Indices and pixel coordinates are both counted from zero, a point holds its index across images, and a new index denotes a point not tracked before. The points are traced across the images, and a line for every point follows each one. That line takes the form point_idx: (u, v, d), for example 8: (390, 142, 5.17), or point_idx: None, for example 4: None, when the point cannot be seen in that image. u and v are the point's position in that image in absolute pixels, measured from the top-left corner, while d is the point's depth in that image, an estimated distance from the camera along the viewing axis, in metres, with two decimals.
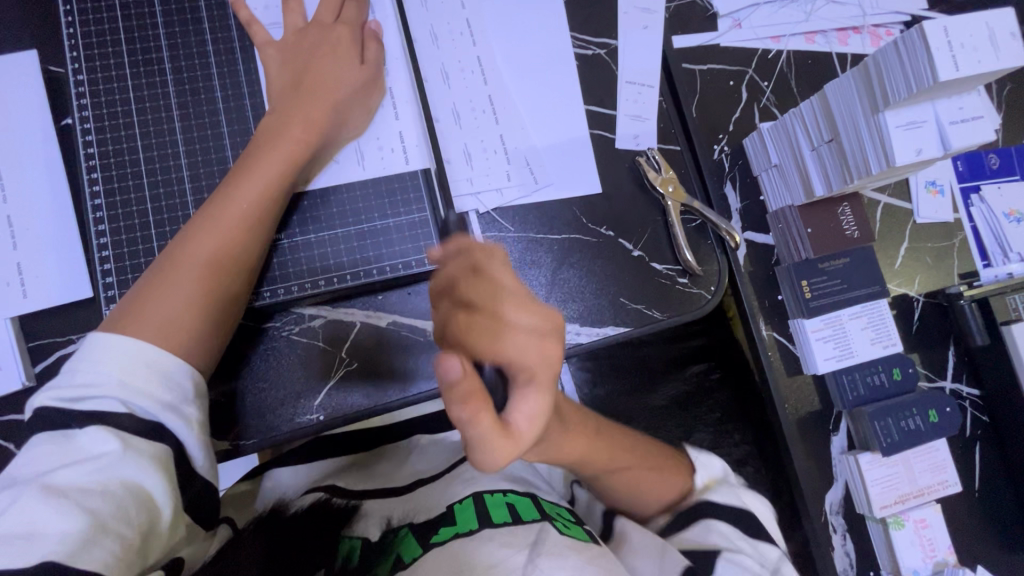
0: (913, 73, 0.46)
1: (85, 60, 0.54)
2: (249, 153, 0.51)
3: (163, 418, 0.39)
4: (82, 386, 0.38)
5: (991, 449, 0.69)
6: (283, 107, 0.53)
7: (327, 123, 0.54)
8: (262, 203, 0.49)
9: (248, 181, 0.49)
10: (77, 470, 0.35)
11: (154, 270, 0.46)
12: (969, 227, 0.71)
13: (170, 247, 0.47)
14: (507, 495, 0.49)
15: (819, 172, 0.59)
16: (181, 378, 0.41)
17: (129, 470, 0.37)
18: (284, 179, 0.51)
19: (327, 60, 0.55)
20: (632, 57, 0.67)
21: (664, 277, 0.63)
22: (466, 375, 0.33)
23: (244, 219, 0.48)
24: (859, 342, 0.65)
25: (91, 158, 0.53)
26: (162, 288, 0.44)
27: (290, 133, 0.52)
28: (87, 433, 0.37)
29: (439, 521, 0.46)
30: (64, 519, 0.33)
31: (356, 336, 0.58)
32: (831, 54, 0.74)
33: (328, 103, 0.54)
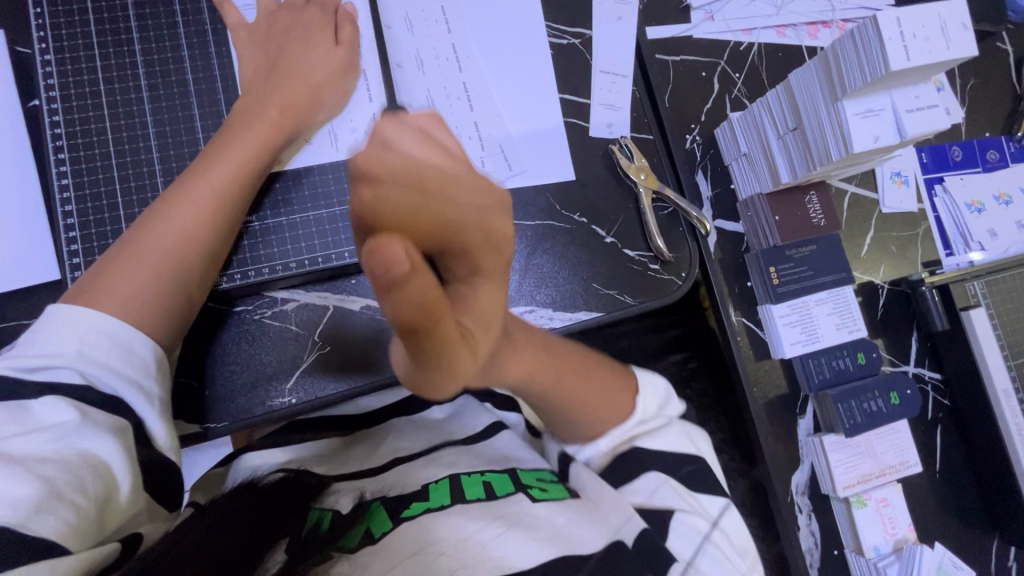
0: (868, 60, 0.47)
1: (52, 39, 0.54)
2: (224, 134, 0.52)
3: (123, 393, 0.39)
4: (38, 356, 0.38)
5: (953, 431, 0.71)
6: (259, 90, 0.54)
7: (305, 108, 0.55)
8: (236, 182, 0.50)
9: (224, 159, 0.50)
10: (32, 440, 0.34)
11: (122, 242, 0.46)
12: (932, 217, 0.74)
13: (139, 220, 0.47)
14: (483, 473, 0.49)
15: (785, 160, 0.60)
16: (143, 353, 0.42)
17: (86, 440, 0.36)
18: (259, 160, 0.52)
19: (302, 53, 0.57)
20: (606, 47, 0.68)
21: (636, 263, 0.64)
22: (416, 266, 0.32)
23: (219, 195, 0.49)
24: (825, 327, 0.67)
25: (58, 139, 0.53)
26: (129, 260, 0.44)
27: (266, 115, 0.53)
28: (44, 403, 0.36)
29: (413, 498, 0.45)
30: (18, 486, 0.31)
31: (329, 320, 0.58)
32: (801, 47, 0.75)
33: (303, 89, 0.55)
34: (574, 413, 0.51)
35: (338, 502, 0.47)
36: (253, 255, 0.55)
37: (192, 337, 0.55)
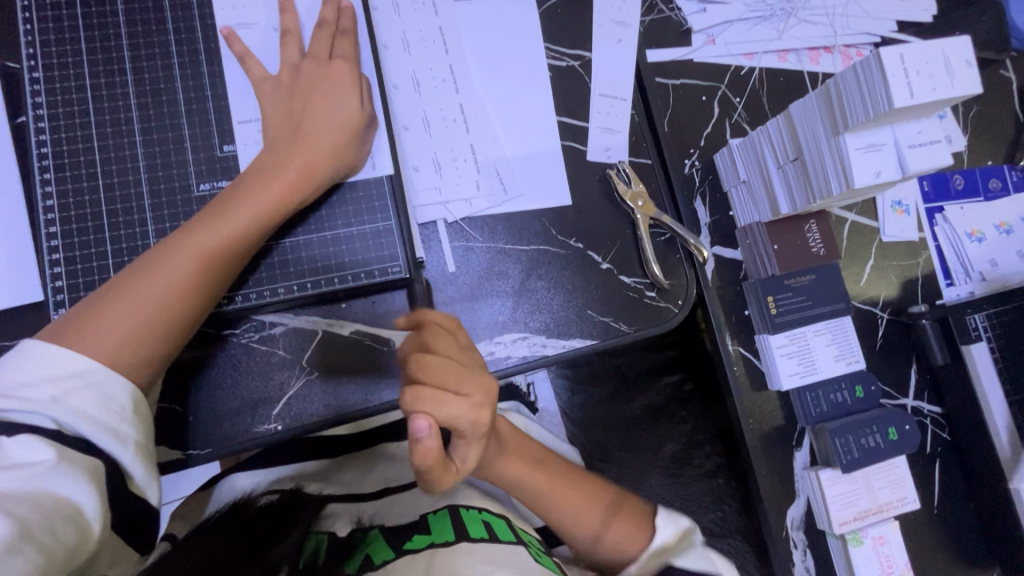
0: (871, 96, 0.46)
1: (42, 57, 0.53)
2: (241, 186, 0.50)
3: (95, 436, 0.38)
4: (14, 396, 0.37)
5: (952, 465, 0.69)
6: (283, 142, 0.53)
7: (325, 169, 0.53)
8: (243, 244, 0.48)
9: (238, 215, 0.48)
10: (3, 477, 0.35)
11: (118, 282, 0.44)
12: (933, 246, 0.73)
13: (141, 261, 0.45)
14: (482, 511, 0.50)
15: (784, 189, 0.59)
16: (122, 399, 0.41)
17: (59, 481, 0.36)
18: (269, 223, 0.50)
19: (326, 101, 0.54)
20: (605, 70, 0.67)
21: (631, 290, 0.63)
22: (432, 434, 0.40)
23: (222, 256, 0.47)
24: (823, 359, 0.65)
25: (44, 158, 0.52)
26: (121, 306, 0.43)
27: (285, 174, 0.51)
28: (20, 441, 0.36)
29: (413, 531, 0.47)
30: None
31: (317, 345, 0.57)
32: (802, 72, 0.75)
33: (327, 150, 0.53)
34: (573, 513, 0.54)
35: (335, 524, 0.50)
36: (246, 286, 0.54)
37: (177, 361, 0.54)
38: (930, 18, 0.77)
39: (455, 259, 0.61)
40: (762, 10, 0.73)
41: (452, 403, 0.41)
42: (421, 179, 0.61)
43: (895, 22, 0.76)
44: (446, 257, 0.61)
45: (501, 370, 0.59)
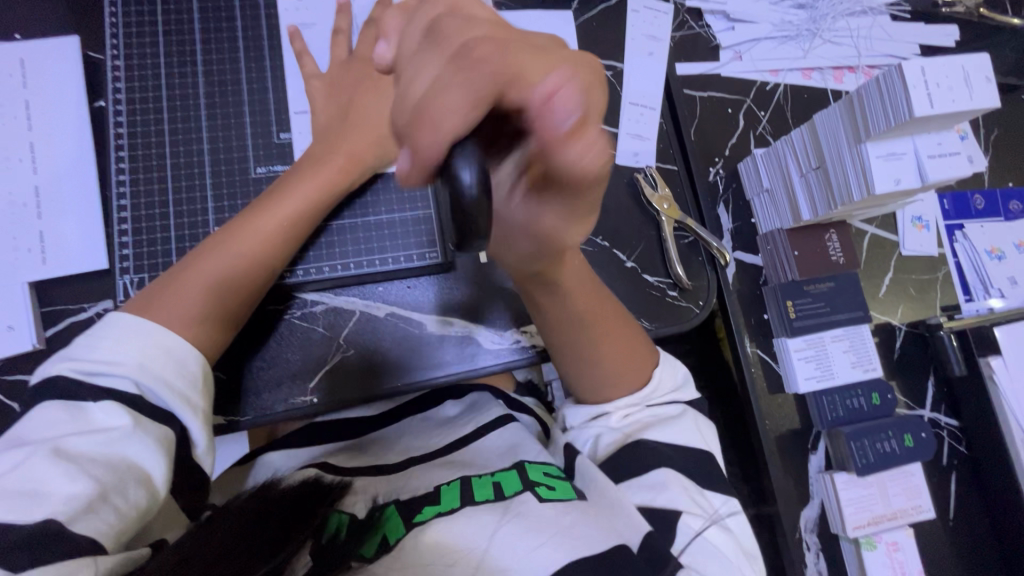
0: (892, 107, 0.49)
1: (123, 47, 0.58)
2: (295, 174, 0.54)
3: (170, 405, 0.42)
4: (103, 361, 0.41)
5: (968, 479, 0.70)
6: (330, 135, 0.57)
7: (368, 157, 0.57)
8: (295, 225, 0.53)
9: (290, 200, 0.53)
10: (86, 440, 0.38)
11: (185, 264, 0.49)
12: (952, 262, 0.74)
13: (207, 245, 0.50)
14: (493, 474, 0.49)
15: (806, 198, 0.62)
16: (194, 369, 0.44)
17: (132, 447, 0.39)
18: (321, 207, 0.54)
19: (371, 99, 0.59)
20: (636, 79, 0.71)
21: (655, 289, 0.66)
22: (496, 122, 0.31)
23: (278, 237, 0.52)
24: (840, 364, 0.67)
25: (120, 137, 0.56)
26: (186, 283, 0.47)
27: (332, 162, 0.55)
28: (102, 405, 0.39)
29: (426, 501, 0.47)
30: (73, 482, 0.35)
31: (354, 325, 0.61)
32: (826, 90, 0.77)
33: (371, 139, 0.58)
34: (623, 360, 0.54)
35: (354, 505, 0.48)
36: (294, 266, 0.58)
37: None
38: (953, 44, 0.80)
39: None
40: (789, 30, 0.76)
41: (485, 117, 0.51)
42: None
43: (918, 46, 0.79)
44: None
45: (526, 356, 0.62)
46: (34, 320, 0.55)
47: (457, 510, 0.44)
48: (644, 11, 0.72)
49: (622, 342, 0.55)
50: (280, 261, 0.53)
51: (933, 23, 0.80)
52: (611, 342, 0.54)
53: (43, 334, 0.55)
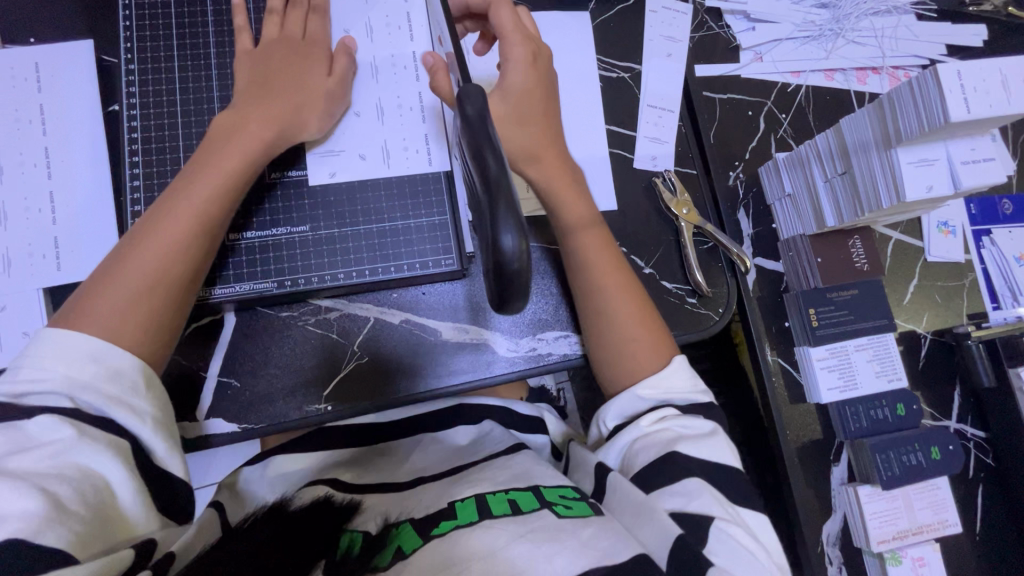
0: (926, 111, 0.47)
1: (137, 50, 0.57)
2: (200, 155, 0.50)
3: (111, 412, 0.40)
4: (29, 381, 0.39)
5: (996, 492, 0.68)
6: (243, 108, 0.52)
7: (289, 120, 0.52)
8: (216, 201, 0.48)
9: (202, 177, 0.48)
10: (29, 457, 0.36)
11: (107, 264, 0.46)
12: (980, 269, 0.72)
13: (126, 241, 0.47)
14: (508, 491, 0.48)
15: (831, 204, 0.60)
16: (130, 373, 0.42)
17: (82, 455, 0.38)
18: (239, 180, 0.50)
19: (289, 66, 0.55)
20: (654, 81, 0.69)
21: (673, 296, 0.64)
22: None
23: (197, 220, 0.47)
24: (864, 374, 0.65)
25: (134, 143, 0.56)
26: (112, 283, 0.44)
27: (243, 132, 0.51)
28: (38, 421, 0.38)
29: (441, 516, 0.46)
30: (25, 498, 0.34)
31: (368, 331, 0.60)
32: (849, 91, 0.76)
33: (285, 104, 0.53)
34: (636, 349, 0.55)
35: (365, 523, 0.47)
36: (309, 274, 0.57)
37: (240, 339, 0.57)
38: (981, 43, 0.78)
39: None
40: (811, 30, 0.75)
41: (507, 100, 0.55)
42: None
43: (945, 46, 0.77)
44: None
45: (543, 364, 0.61)
46: (48, 326, 0.55)
47: (474, 523, 0.43)
48: (662, 11, 0.71)
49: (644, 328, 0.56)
50: (208, 245, 0.49)
51: (960, 22, 0.78)
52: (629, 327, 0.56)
53: None
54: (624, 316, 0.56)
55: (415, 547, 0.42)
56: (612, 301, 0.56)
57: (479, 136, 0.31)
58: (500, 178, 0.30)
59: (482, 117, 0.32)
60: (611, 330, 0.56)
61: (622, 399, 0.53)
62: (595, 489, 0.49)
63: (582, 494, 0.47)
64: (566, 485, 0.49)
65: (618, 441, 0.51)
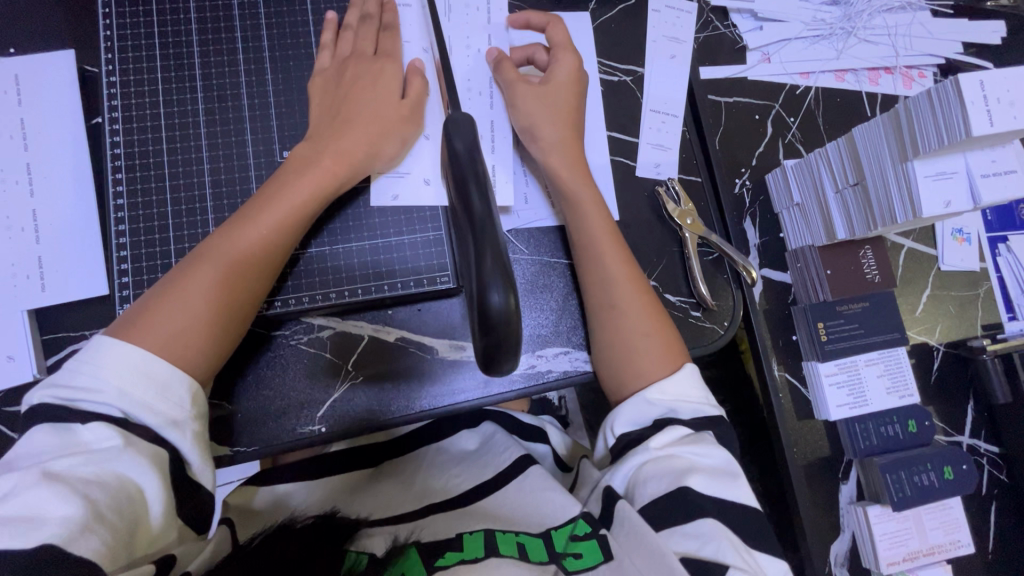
0: (946, 124, 0.45)
1: (119, 62, 0.55)
2: (279, 179, 0.50)
3: (157, 425, 0.40)
4: (81, 388, 0.39)
5: (1009, 509, 0.66)
6: (317, 136, 0.53)
7: (363, 156, 0.53)
8: (285, 230, 0.49)
9: (275, 207, 0.49)
10: (76, 460, 0.37)
11: (171, 276, 0.46)
12: (995, 277, 0.70)
13: (195, 253, 0.47)
14: (519, 533, 0.46)
15: (841, 215, 0.58)
16: (178, 391, 0.42)
17: (124, 464, 0.38)
18: (308, 211, 0.50)
19: (367, 92, 0.54)
20: (657, 85, 0.67)
21: (677, 309, 0.62)
22: None
23: (263, 246, 0.48)
24: (874, 390, 0.63)
25: (117, 158, 0.54)
26: (177, 299, 0.44)
27: (321, 164, 0.51)
28: (89, 427, 0.38)
29: (446, 546, 0.45)
30: (64, 503, 0.34)
31: (363, 349, 0.58)
32: (860, 93, 0.73)
33: (363, 136, 0.53)
34: (648, 349, 0.54)
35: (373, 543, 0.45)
36: (298, 294, 0.55)
37: (232, 359, 0.56)
38: (999, 41, 0.75)
39: None
40: (821, 28, 0.72)
41: (522, 91, 0.58)
42: None
43: (961, 43, 0.74)
44: None
45: (543, 383, 0.59)
46: (34, 349, 0.53)
47: (479, 560, 0.42)
48: (666, 10, 0.68)
49: (660, 332, 0.55)
50: (271, 267, 0.49)
51: (977, 18, 0.75)
52: (643, 332, 0.55)
53: (44, 364, 0.54)
54: (636, 312, 0.55)
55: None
56: (630, 304, 0.55)
57: (464, 170, 0.32)
58: (485, 218, 0.30)
59: (472, 153, 0.33)
60: (625, 322, 0.55)
61: (633, 404, 0.52)
62: (602, 514, 0.47)
63: (592, 527, 0.45)
64: (576, 517, 0.47)
65: (626, 462, 0.49)
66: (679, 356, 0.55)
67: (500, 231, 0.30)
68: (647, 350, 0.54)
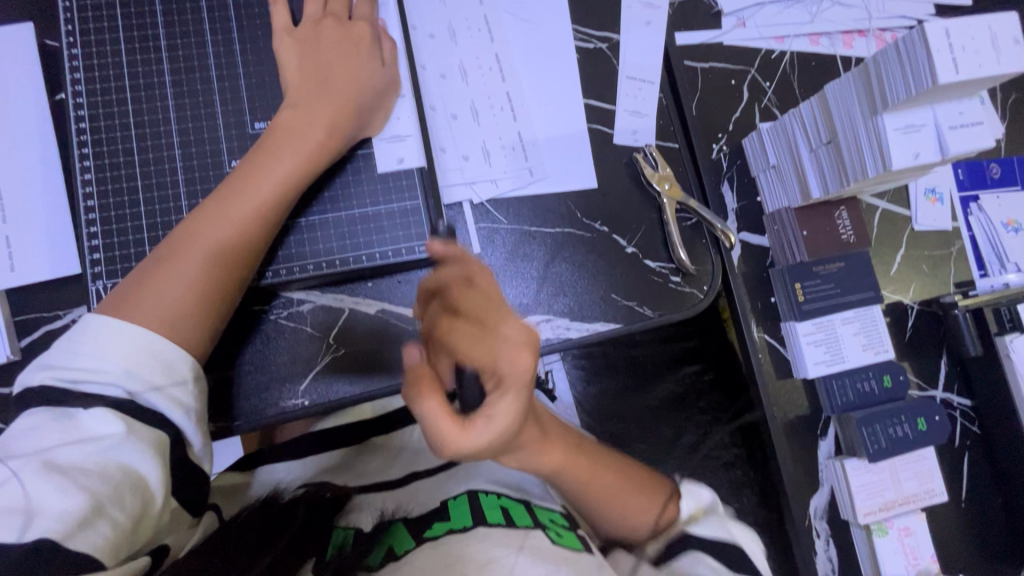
0: (912, 74, 0.45)
1: (80, 34, 0.54)
2: (266, 149, 0.49)
3: (162, 408, 0.39)
4: (85, 369, 0.39)
5: (980, 459, 0.68)
6: (301, 104, 0.52)
7: (351, 124, 0.53)
8: (280, 203, 0.49)
9: (271, 178, 0.48)
10: (77, 450, 0.36)
11: (161, 250, 0.44)
12: (966, 236, 0.71)
13: (183, 226, 0.46)
14: (501, 497, 0.48)
15: (815, 173, 0.58)
16: (183, 369, 0.41)
17: (127, 455, 0.37)
18: (302, 182, 0.50)
19: (349, 60, 0.54)
20: (633, 51, 0.66)
21: (656, 275, 0.63)
22: None
23: (260, 218, 0.47)
24: (851, 347, 0.65)
25: (83, 133, 0.53)
26: (172, 273, 0.43)
27: (312, 134, 0.51)
28: (92, 414, 0.37)
29: (434, 517, 0.45)
30: (63, 497, 0.33)
31: (345, 322, 0.58)
32: (835, 56, 0.73)
33: (349, 102, 0.53)
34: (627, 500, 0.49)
35: (360, 518, 0.47)
36: (268, 267, 0.54)
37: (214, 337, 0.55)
38: (969, 1, 0.75)
39: (480, 241, 0.61)
40: None
41: (508, 355, 0.40)
42: (453, 173, 0.61)
43: (933, 5, 0.74)
44: (472, 238, 0.61)
45: None
46: (7, 331, 0.53)
47: (468, 529, 0.42)
48: None
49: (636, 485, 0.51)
50: (265, 242, 0.49)
51: None
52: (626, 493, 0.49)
53: (18, 346, 0.53)
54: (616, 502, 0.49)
55: (406, 549, 0.41)
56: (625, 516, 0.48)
57: None
58: None
59: None
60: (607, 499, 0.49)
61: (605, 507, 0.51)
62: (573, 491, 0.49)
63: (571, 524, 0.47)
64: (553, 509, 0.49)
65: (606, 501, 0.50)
66: (670, 501, 0.49)
67: None
68: (603, 483, 0.49)
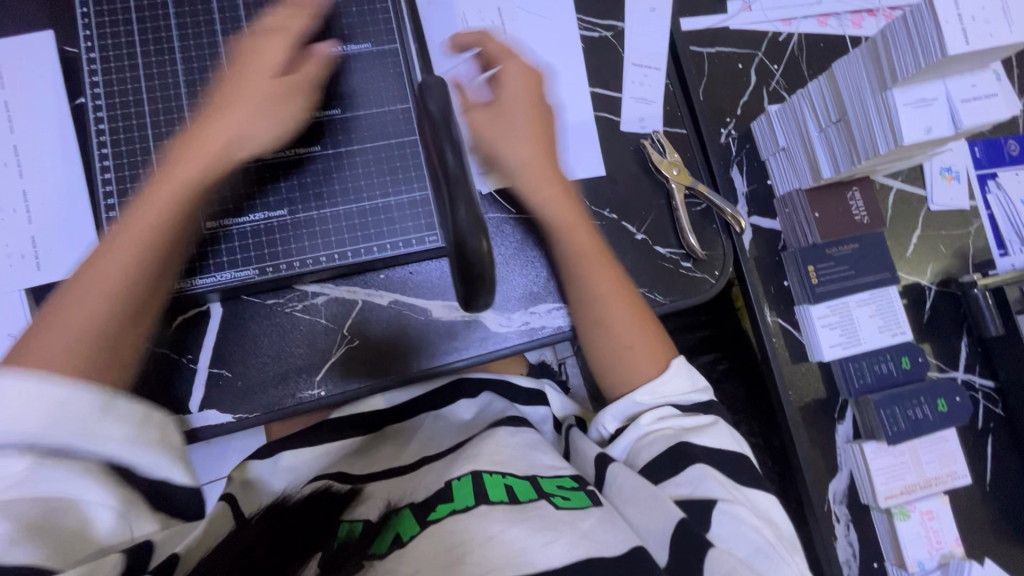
0: (922, 47, 0.45)
1: (97, 38, 0.55)
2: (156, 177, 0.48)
3: (59, 429, 0.36)
4: None
5: (1004, 441, 0.67)
6: (205, 124, 0.50)
7: (223, 135, 0.49)
8: (162, 226, 0.46)
9: (145, 207, 0.47)
10: None
11: (61, 292, 0.44)
12: (984, 215, 0.70)
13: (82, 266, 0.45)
14: (505, 476, 0.48)
15: (827, 154, 0.58)
16: (74, 380, 0.38)
17: (40, 474, 0.35)
18: (175, 202, 0.47)
19: (259, 60, 0.51)
20: (639, 38, 0.66)
21: (667, 261, 0.62)
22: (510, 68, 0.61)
23: (145, 246, 0.46)
24: (867, 329, 0.64)
25: (101, 133, 0.54)
26: (62, 315, 0.43)
27: (182, 154, 0.49)
28: None
29: (437, 500, 0.47)
30: None
31: (358, 314, 0.59)
32: (844, 36, 0.72)
33: (241, 113, 0.50)
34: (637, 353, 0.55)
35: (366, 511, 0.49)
36: (281, 261, 0.55)
37: (232, 330, 0.57)
38: None
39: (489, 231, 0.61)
40: None
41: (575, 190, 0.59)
42: None
43: None
44: None
45: (536, 339, 0.59)
46: None
47: (470, 509, 0.44)
48: None
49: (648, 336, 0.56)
50: (162, 271, 0.47)
51: None
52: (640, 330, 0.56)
53: None
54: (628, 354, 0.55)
55: (412, 536, 0.43)
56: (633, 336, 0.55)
57: (440, 133, 0.37)
58: (457, 170, 0.35)
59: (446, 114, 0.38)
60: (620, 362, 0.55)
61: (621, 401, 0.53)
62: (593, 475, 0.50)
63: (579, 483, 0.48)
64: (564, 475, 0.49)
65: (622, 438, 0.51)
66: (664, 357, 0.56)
67: (472, 179, 0.36)
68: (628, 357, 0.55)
